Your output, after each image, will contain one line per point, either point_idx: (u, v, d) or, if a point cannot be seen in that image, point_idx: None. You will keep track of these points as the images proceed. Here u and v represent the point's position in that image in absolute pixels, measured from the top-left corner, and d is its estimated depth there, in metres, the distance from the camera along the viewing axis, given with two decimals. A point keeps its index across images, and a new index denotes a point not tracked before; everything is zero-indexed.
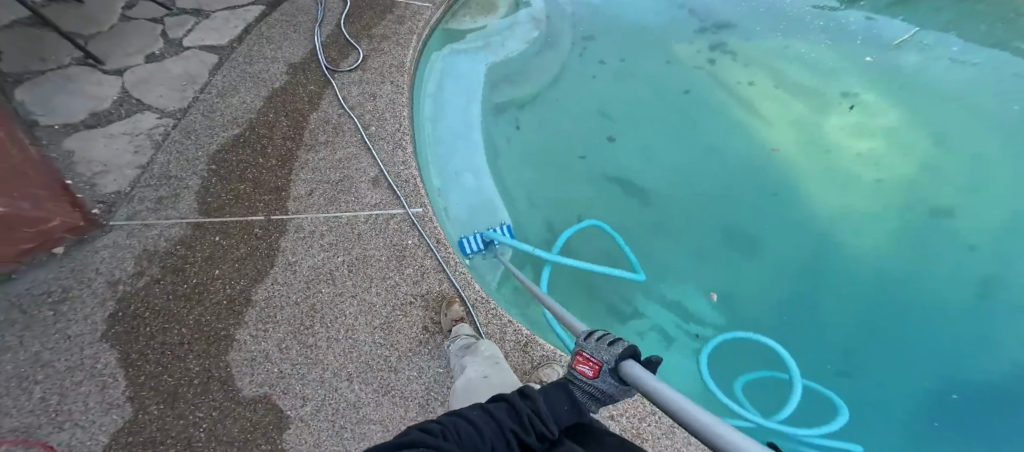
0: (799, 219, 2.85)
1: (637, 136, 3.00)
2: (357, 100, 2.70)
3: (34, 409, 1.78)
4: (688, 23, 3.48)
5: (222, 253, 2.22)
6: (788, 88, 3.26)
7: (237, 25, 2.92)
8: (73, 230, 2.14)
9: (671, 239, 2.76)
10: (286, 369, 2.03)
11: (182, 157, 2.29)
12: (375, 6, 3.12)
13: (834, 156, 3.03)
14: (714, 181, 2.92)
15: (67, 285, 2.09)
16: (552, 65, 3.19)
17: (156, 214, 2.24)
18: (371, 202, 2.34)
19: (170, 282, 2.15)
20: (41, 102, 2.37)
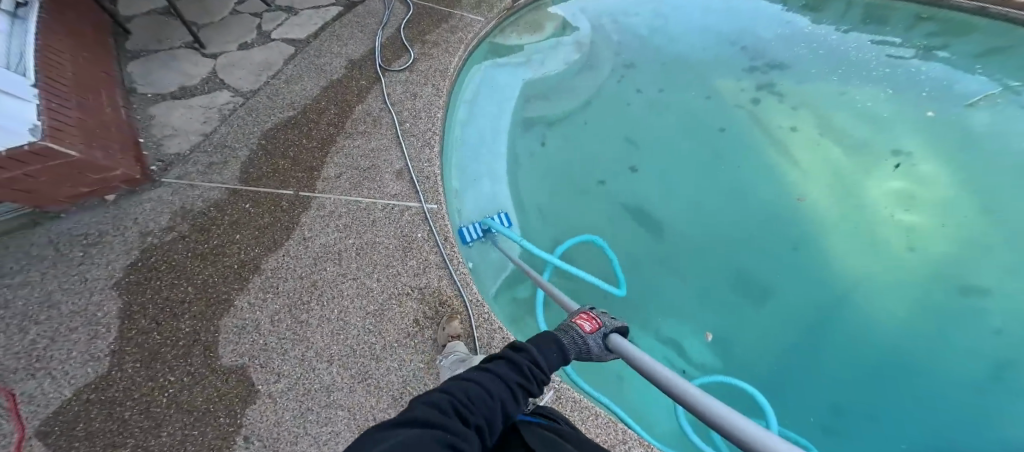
0: (812, 270, 2.77)
1: (659, 167, 3.16)
2: (402, 97, 2.78)
3: (20, 351, 1.97)
4: (737, 60, 3.54)
5: (247, 220, 2.39)
6: (835, 135, 3.19)
7: (317, 22, 3.13)
8: (129, 181, 2.44)
9: (678, 273, 2.82)
10: (270, 342, 2.11)
11: (241, 130, 2.67)
12: (433, 14, 3.20)
13: (865, 210, 2.91)
14: (731, 222, 2.95)
15: (104, 230, 2.34)
16: (586, 88, 3.38)
17: (204, 177, 2.51)
18: (391, 192, 2.45)
19: (193, 240, 2.34)
20: (145, 76, 2.84)
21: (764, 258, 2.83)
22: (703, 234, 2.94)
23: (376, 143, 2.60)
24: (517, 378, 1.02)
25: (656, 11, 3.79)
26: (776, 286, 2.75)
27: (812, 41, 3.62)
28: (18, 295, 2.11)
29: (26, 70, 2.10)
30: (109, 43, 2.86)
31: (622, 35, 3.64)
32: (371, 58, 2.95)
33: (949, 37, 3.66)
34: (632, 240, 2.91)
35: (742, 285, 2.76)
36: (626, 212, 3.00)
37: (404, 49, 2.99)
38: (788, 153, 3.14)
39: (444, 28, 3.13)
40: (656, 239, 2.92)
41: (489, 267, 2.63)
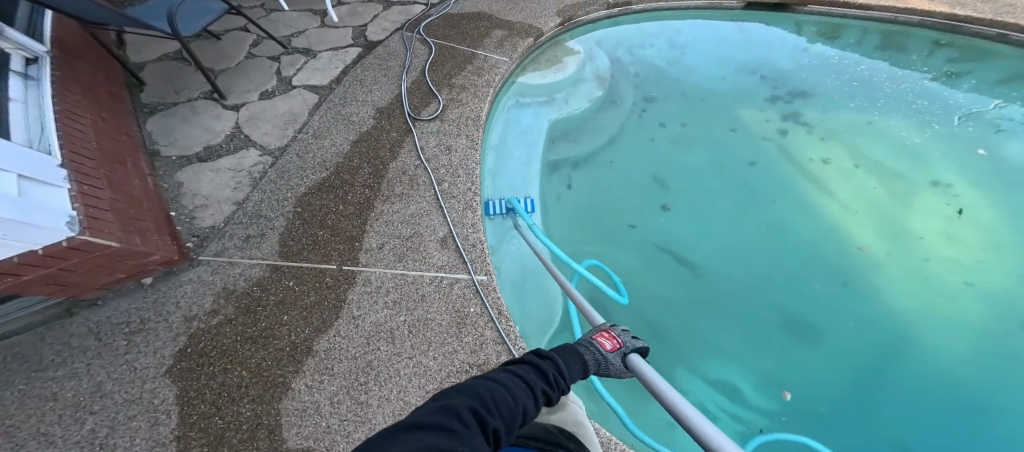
0: (871, 312, 2.63)
1: (693, 206, 3.10)
2: (435, 151, 2.70)
3: (81, 440, 1.83)
4: (760, 89, 3.59)
5: (293, 299, 2.28)
6: (871, 166, 3.18)
7: (337, 65, 3.10)
8: (166, 263, 2.29)
9: (724, 318, 2.73)
10: (332, 424, 1.95)
11: (274, 196, 2.57)
12: (457, 56, 3.09)
13: (915, 244, 2.83)
14: (772, 263, 2.88)
15: (145, 317, 2.19)
16: (611, 124, 3.33)
17: (242, 253, 2.40)
18: (437, 262, 2.41)
19: (240, 324, 2.21)
20: (164, 134, 2.73)
21: (811, 300, 2.72)
22: (741, 275, 2.87)
23: (415, 206, 2.54)
24: (540, 383, 1.25)
25: (669, 42, 3.87)
26: (829, 328, 2.64)
27: (844, 72, 3.66)
28: (65, 387, 1.95)
29: (50, 147, 1.98)
30: (125, 98, 2.78)
31: (638, 66, 3.65)
32: (400, 104, 2.87)
33: (973, 64, 3.65)
34: (671, 285, 2.86)
35: (793, 328, 2.66)
36: (659, 252, 2.95)
37: (433, 95, 2.90)
38: (821, 189, 3.11)
39: (470, 69, 3.04)
40: (694, 282, 2.86)
41: (513, 279, 2.74)
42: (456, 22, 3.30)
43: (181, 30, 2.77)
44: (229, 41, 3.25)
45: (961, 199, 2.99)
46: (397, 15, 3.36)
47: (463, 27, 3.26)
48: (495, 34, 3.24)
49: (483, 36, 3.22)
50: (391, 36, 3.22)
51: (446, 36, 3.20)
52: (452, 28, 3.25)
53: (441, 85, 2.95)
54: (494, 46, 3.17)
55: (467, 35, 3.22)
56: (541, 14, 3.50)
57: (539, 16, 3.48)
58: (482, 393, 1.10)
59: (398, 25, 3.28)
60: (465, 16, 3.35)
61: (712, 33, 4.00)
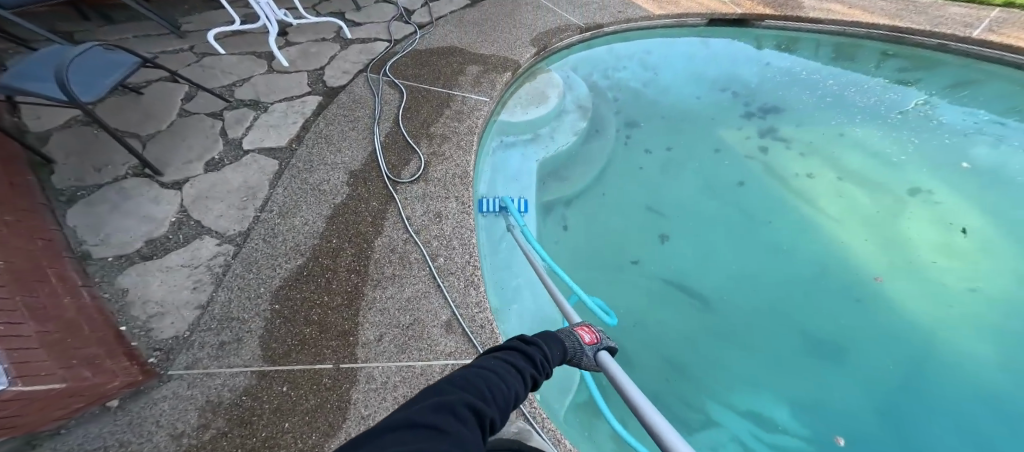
0: (891, 325, 2.45)
1: (691, 232, 2.86)
2: (423, 221, 2.37)
3: None
4: (733, 107, 3.43)
5: (291, 404, 1.82)
6: (852, 179, 3.02)
7: (295, 120, 2.70)
8: (131, 383, 1.78)
9: (738, 346, 2.47)
10: None
11: (244, 292, 2.13)
12: (432, 98, 2.74)
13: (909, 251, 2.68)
14: (781, 283, 2.66)
15: (124, 440, 1.68)
16: (599, 156, 3.08)
17: (219, 361, 1.91)
18: (445, 350, 2.02)
19: (238, 436, 1.73)
20: (93, 230, 2.23)
21: (826, 316, 2.53)
22: (750, 301, 2.61)
23: (414, 288, 2.19)
24: (527, 368, 1.17)
25: (642, 62, 3.69)
26: (851, 346, 2.43)
27: (815, 88, 3.54)
28: None
29: None
30: (33, 186, 2.28)
31: (616, 91, 3.46)
32: (376, 164, 2.52)
33: (922, 72, 3.69)
34: (683, 319, 2.57)
35: (812, 350, 2.44)
36: (665, 283, 2.68)
37: (412, 149, 2.55)
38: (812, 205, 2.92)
39: (449, 113, 2.69)
40: (706, 314, 2.58)
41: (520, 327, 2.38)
42: (426, 58, 2.95)
43: (80, 97, 2.31)
44: (157, 98, 2.82)
45: (936, 204, 2.87)
46: (357, 55, 2.97)
47: (433, 64, 2.91)
48: (471, 69, 2.91)
49: (458, 74, 2.87)
50: (354, 80, 2.83)
51: (416, 77, 2.84)
52: (421, 66, 2.90)
53: (417, 137, 2.59)
54: (470, 84, 2.83)
55: (439, 72, 2.87)
56: (516, 40, 3.20)
57: (515, 43, 3.18)
58: (472, 379, 1.02)
59: (360, 67, 2.89)
60: (432, 50, 3.00)
61: (681, 52, 3.86)
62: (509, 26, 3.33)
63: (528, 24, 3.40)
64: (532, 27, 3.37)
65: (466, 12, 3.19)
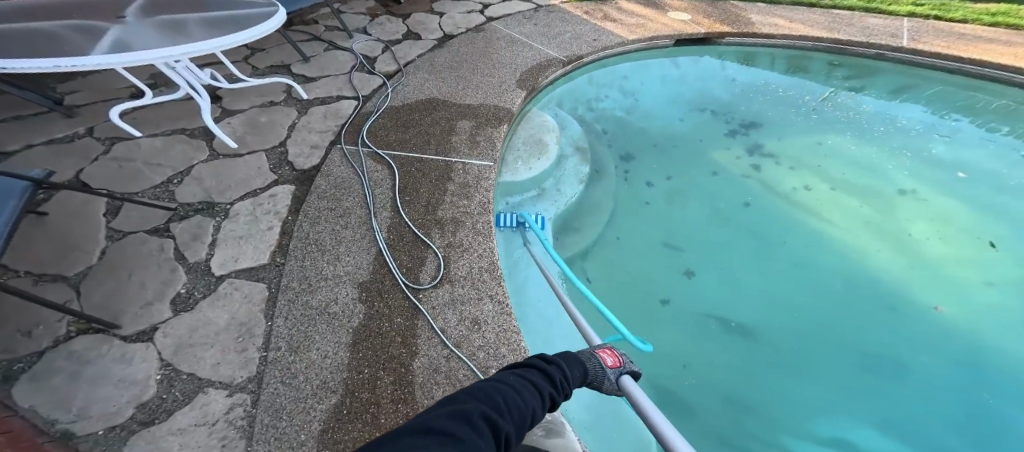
0: (936, 336, 2.26)
1: (717, 267, 2.46)
2: (460, 333, 1.91)
3: None
4: (715, 126, 3.04)
5: None
6: (843, 187, 2.76)
7: (272, 225, 2.18)
8: None
9: (794, 378, 2.17)
10: None
11: (285, 445, 1.58)
12: (428, 172, 2.31)
13: (921, 257, 2.48)
14: (819, 307, 2.36)
15: None
16: (605, 197, 2.57)
17: None
18: None
19: None
20: (58, 406, 1.62)
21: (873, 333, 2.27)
22: (791, 324, 2.32)
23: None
24: (546, 386, 1.18)
25: (622, 89, 3.16)
26: (908, 361, 2.20)
27: (797, 105, 3.17)
28: None
29: None
30: None
31: (604, 123, 2.95)
32: (388, 271, 2.07)
33: (867, 79, 3.49)
34: (729, 358, 2.21)
35: (869, 366, 2.20)
36: (706, 322, 2.30)
37: (423, 243, 2.14)
38: (821, 216, 2.63)
39: (455, 185, 2.27)
40: (756, 351, 2.23)
41: (579, 410, 1.92)
42: (406, 116, 2.51)
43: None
44: (72, 219, 2.15)
45: (932, 206, 2.68)
46: (322, 123, 2.52)
47: (417, 123, 2.47)
48: (463, 124, 2.48)
49: (450, 134, 2.44)
50: (327, 157, 2.36)
51: (403, 142, 2.41)
52: (401, 128, 2.47)
53: (423, 229, 2.17)
54: (465, 144, 2.40)
55: (427, 133, 2.46)
56: (505, 69, 2.74)
57: (502, 70, 2.72)
58: (486, 391, 1.06)
59: (330, 138, 2.43)
60: (407, 106, 2.58)
61: (659, 73, 3.34)
62: (488, 55, 2.90)
63: (507, 46, 2.99)
64: (514, 51, 2.95)
65: (438, 55, 2.85)
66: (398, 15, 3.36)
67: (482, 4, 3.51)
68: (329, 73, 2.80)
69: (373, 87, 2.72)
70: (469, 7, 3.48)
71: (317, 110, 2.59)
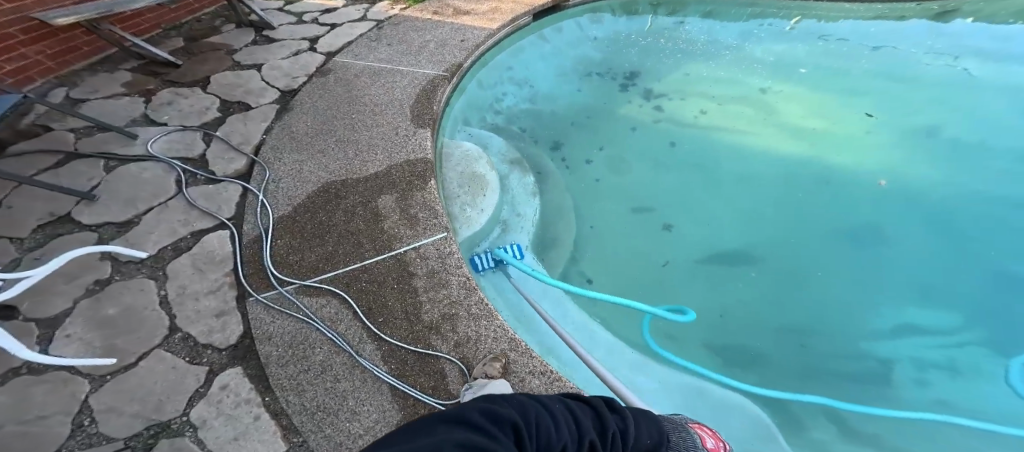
0: (874, 193, 2.32)
1: (683, 208, 2.24)
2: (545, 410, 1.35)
3: None
4: (606, 83, 2.66)
5: None
6: (729, 98, 2.65)
7: (253, 410, 1.38)
8: None
9: (806, 281, 2.05)
10: None
11: None
12: (380, 282, 1.70)
13: (826, 137, 2.52)
14: (778, 207, 2.27)
15: None
16: (560, 197, 2.13)
17: None
18: None
19: None
20: None
21: (832, 207, 2.27)
22: (786, 242, 2.16)
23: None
24: (592, 435, 0.80)
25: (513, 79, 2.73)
26: (875, 222, 2.23)
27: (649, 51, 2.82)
28: None
29: None
30: None
31: (520, 122, 2.46)
32: (414, 399, 1.43)
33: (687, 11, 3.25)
34: (764, 294, 2.01)
35: (853, 240, 2.17)
36: (709, 264, 2.07)
37: (433, 356, 1.52)
38: (732, 129, 2.50)
39: (421, 276, 1.72)
40: (765, 270, 2.07)
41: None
42: (315, 225, 1.86)
43: None
44: None
45: (797, 99, 2.69)
46: (203, 280, 1.67)
47: (331, 226, 1.85)
48: (386, 201, 1.91)
49: (378, 219, 1.86)
50: (247, 314, 1.59)
51: (336, 256, 1.77)
52: (315, 240, 1.81)
53: (424, 341, 1.56)
54: (400, 224, 1.85)
55: (350, 231, 1.85)
56: (388, 104, 2.23)
57: (384, 111, 2.20)
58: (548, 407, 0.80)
59: (235, 292, 1.64)
60: (304, 208, 1.90)
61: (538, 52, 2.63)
62: (357, 98, 2.33)
63: (373, 73, 2.44)
64: (376, 73, 2.43)
65: (296, 120, 2.27)
66: (184, 82, 2.53)
67: (307, 39, 2.87)
68: (147, 205, 1.87)
69: (231, 204, 1.90)
70: (292, 47, 2.82)
71: (179, 268, 1.69)
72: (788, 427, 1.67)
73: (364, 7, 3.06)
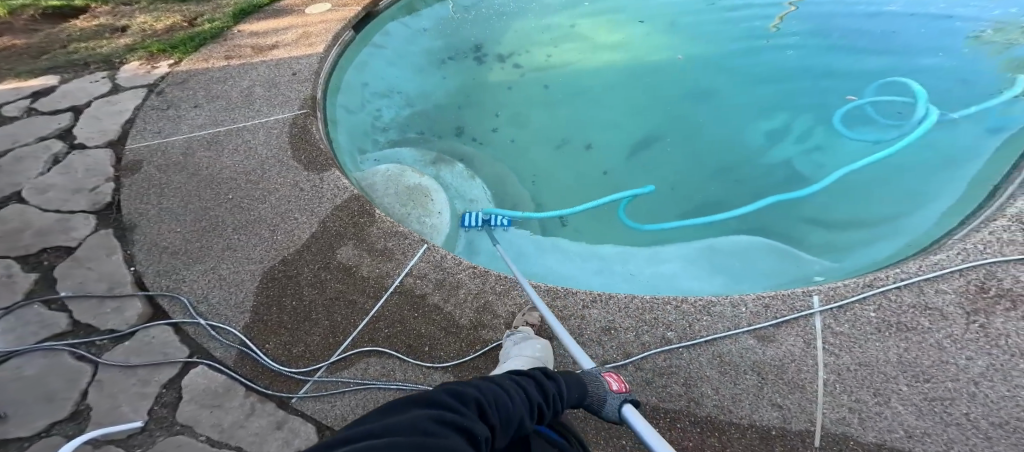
0: (696, 49, 2.63)
1: (578, 135, 2.37)
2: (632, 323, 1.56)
3: None
4: (459, 57, 2.58)
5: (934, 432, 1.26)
6: (555, 32, 2.69)
7: None
8: None
9: (692, 140, 2.34)
10: None
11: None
12: (402, 318, 1.60)
13: (646, 29, 2.71)
14: (642, 94, 2.48)
15: None
16: (495, 168, 2.24)
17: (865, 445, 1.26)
18: (912, 287, 1.51)
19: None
20: None
21: (674, 75, 2.54)
22: (669, 123, 2.39)
23: (754, 323, 1.51)
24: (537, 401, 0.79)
25: (375, 92, 2.42)
26: (707, 70, 2.57)
27: (483, 17, 2.71)
28: None
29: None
30: None
31: (413, 128, 2.35)
32: None
33: None
34: (680, 160, 2.28)
35: (689, 96, 2.47)
36: (626, 164, 2.28)
37: (497, 347, 1.52)
38: (570, 59, 2.58)
39: (433, 292, 1.64)
40: (667, 147, 2.32)
41: (726, 281, 1.81)
42: (291, 313, 1.63)
43: None
44: None
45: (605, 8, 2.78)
46: (233, 409, 1.43)
47: (312, 305, 1.64)
48: (346, 252, 1.73)
49: (353, 271, 1.69)
50: (305, 412, 1.43)
51: (340, 323, 1.60)
52: (305, 323, 1.61)
53: (479, 340, 1.54)
54: (378, 263, 1.71)
55: (333, 296, 1.65)
56: (260, 168, 1.93)
57: (266, 175, 1.91)
58: (487, 391, 0.71)
59: (278, 399, 1.46)
60: (266, 304, 1.65)
61: (383, 60, 2.52)
62: (216, 177, 1.92)
63: (207, 142, 2.03)
64: (212, 141, 2.03)
65: (161, 231, 1.79)
66: None
67: (54, 135, 2.05)
68: (76, 388, 1.44)
69: (179, 344, 1.56)
70: (38, 152, 1.98)
71: (194, 414, 1.41)
72: (790, 243, 1.98)
73: (107, 81, 2.31)
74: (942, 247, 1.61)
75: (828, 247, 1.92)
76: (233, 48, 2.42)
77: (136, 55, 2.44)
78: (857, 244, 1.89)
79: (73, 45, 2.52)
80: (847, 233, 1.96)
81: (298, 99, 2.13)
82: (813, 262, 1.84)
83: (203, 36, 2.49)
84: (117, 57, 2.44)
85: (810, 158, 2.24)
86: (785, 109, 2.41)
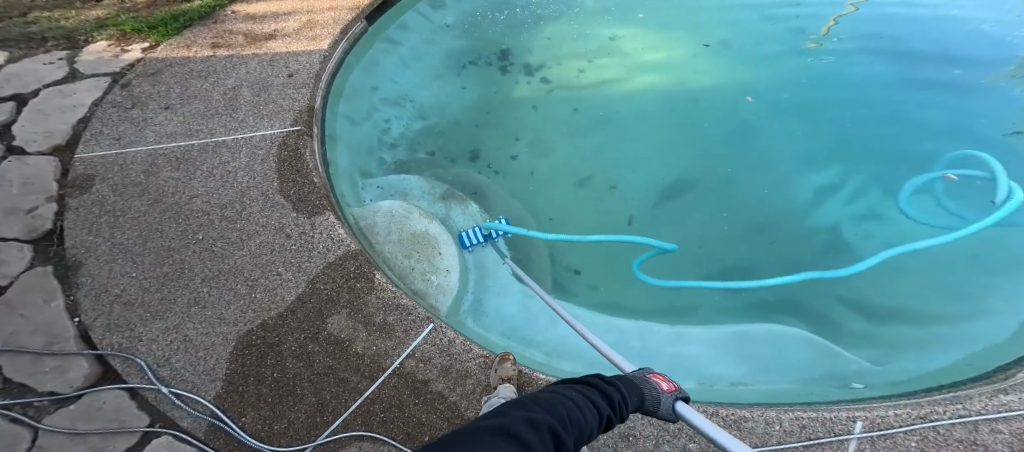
0: (758, 71, 2.20)
1: (604, 169, 2.03)
2: (653, 432, 1.29)
3: None
4: (483, 64, 2.21)
5: None
6: (597, 41, 2.29)
7: None
8: None
9: (741, 186, 1.98)
10: None
11: None
12: (403, 399, 1.35)
13: (705, 42, 2.29)
14: (686, 124, 2.11)
15: None
16: (511, 205, 1.94)
17: None
18: (969, 421, 1.21)
19: None
20: None
21: (726, 105, 2.13)
22: (714, 163, 2.02)
23: (782, 442, 1.23)
24: (604, 409, 0.75)
25: (385, 100, 2.08)
26: (772, 96, 2.14)
27: (516, 15, 2.31)
28: None
29: None
30: None
31: (426, 146, 2.04)
32: None
33: None
34: (720, 211, 1.94)
35: (742, 130, 2.08)
36: (652, 211, 1.96)
37: None
38: (610, 78, 2.19)
39: (437, 379, 1.38)
40: (707, 195, 1.97)
41: (749, 371, 1.54)
42: (271, 386, 1.38)
43: None
44: None
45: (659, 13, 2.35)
46: None
47: (293, 379, 1.39)
48: (338, 322, 1.48)
49: (345, 347, 1.44)
50: None
51: (329, 402, 1.35)
52: (288, 398, 1.36)
53: None
54: (375, 339, 1.45)
55: (321, 371, 1.40)
56: (239, 200, 1.70)
57: (244, 213, 1.68)
58: (557, 405, 0.68)
59: None
60: (241, 373, 1.40)
61: (397, 61, 2.17)
62: (183, 208, 1.70)
63: (175, 159, 1.80)
64: (181, 158, 1.80)
65: (109, 276, 1.57)
66: None
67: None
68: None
69: (136, 410, 1.32)
70: None
71: None
72: (821, 329, 1.65)
73: (63, 64, 2.00)
74: (1014, 384, 1.27)
75: (867, 340, 1.60)
76: (222, 35, 2.09)
77: (105, 34, 2.10)
78: (908, 343, 1.57)
79: (34, 14, 2.17)
80: (895, 327, 1.62)
81: (293, 110, 1.87)
82: (850, 359, 1.55)
83: (189, 15, 2.14)
84: (81, 34, 2.10)
85: (868, 222, 1.86)
86: (856, 153, 1.99)
